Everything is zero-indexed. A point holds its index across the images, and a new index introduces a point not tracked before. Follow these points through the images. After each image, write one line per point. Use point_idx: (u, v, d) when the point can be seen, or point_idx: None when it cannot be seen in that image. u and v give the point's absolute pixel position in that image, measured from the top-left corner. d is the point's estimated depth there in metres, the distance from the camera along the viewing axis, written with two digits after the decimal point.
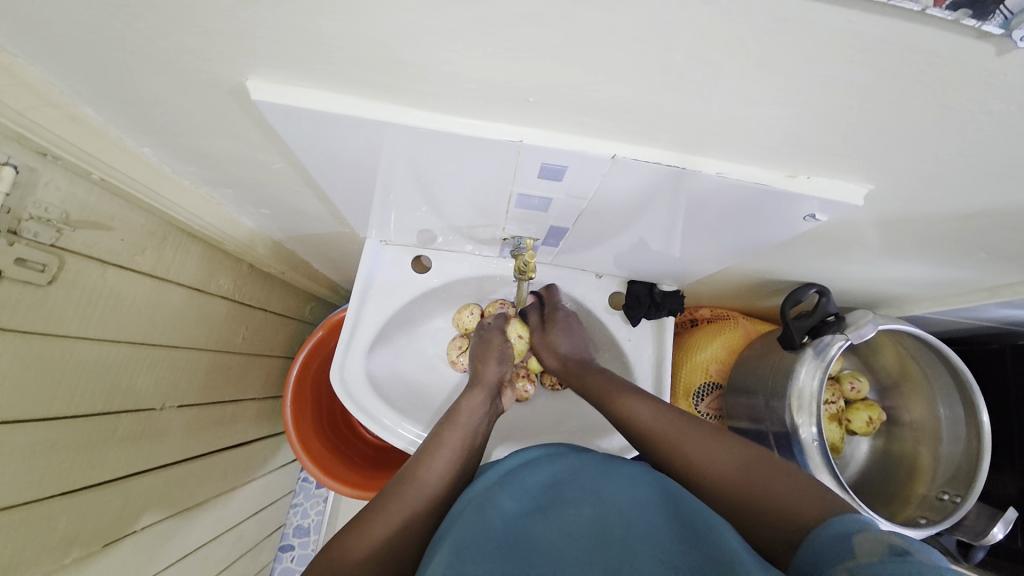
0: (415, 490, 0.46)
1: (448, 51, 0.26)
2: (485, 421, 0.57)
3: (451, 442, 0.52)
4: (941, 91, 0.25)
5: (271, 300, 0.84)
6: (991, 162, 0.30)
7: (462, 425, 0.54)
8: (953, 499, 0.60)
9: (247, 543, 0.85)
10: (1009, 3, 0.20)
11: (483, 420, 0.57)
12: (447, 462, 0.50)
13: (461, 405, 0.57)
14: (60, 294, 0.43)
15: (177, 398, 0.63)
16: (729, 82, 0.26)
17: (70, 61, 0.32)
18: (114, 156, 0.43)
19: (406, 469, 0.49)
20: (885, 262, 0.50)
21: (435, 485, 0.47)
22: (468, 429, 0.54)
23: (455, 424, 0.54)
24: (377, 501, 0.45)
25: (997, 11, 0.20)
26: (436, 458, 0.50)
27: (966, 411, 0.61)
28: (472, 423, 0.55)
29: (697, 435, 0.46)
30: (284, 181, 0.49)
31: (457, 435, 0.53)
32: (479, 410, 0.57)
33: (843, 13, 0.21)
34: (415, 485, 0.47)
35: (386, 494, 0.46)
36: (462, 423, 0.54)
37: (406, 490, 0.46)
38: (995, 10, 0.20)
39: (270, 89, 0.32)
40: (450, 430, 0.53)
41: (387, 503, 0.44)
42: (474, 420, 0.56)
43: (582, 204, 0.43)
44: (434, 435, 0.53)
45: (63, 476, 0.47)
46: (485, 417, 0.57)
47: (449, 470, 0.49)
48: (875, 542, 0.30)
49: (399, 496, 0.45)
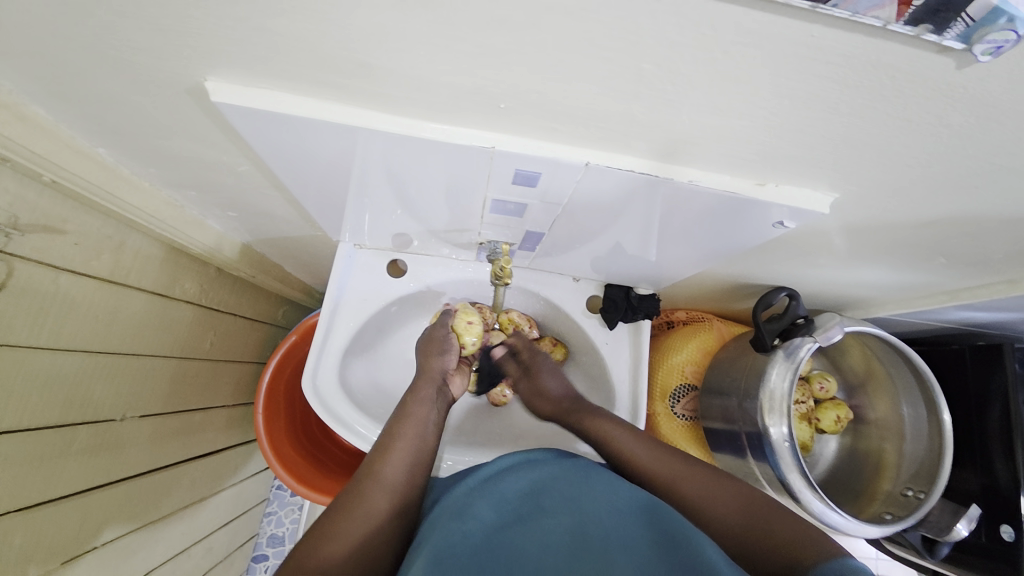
0: (376, 490, 0.45)
1: (417, 55, 0.26)
2: (438, 412, 0.56)
3: (406, 436, 0.51)
4: (903, 103, 0.25)
5: (241, 305, 0.81)
6: (951, 172, 0.31)
7: (416, 418, 0.53)
8: (917, 495, 0.62)
9: (218, 555, 0.82)
10: (971, 9, 0.20)
11: (436, 411, 0.55)
12: (405, 457, 0.49)
13: (414, 398, 0.55)
14: (9, 300, 0.41)
15: (139, 408, 0.60)
16: (699, 93, 0.26)
17: (13, 58, 0.30)
18: (67, 158, 0.41)
19: (363, 469, 0.47)
20: (852, 266, 0.52)
21: (393, 481, 0.47)
22: (422, 421, 0.53)
23: (408, 418, 0.53)
24: (338, 506, 0.44)
25: (957, 21, 0.20)
26: (393, 455, 0.48)
27: (928, 410, 0.63)
28: (425, 415, 0.54)
29: (700, 477, 0.47)
30: (252, 184, 0.47)
31: (411, 429, 0.52)
32: (431, 401, 0.56)
33: (808, 27, 0.21)
34: (376, 484, 0.46)
35: (347, 497, 0.44)
36: (416, 416, 0.53)
37: (368, 491, 0.45)
38: (956, 20, 0.20)
39: (232, 90, 0.30)
40: (405, 425, 0.51)
41: (350, 506, 0.43)
42: (425, 413, 0.54)
43: (558, 209, 0.43)
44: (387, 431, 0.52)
45: (16, 493, 0.44)
46: (438, 408, 0.56)
47: (408, 465, 0.49)
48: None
49: (361, 498, 0.44)
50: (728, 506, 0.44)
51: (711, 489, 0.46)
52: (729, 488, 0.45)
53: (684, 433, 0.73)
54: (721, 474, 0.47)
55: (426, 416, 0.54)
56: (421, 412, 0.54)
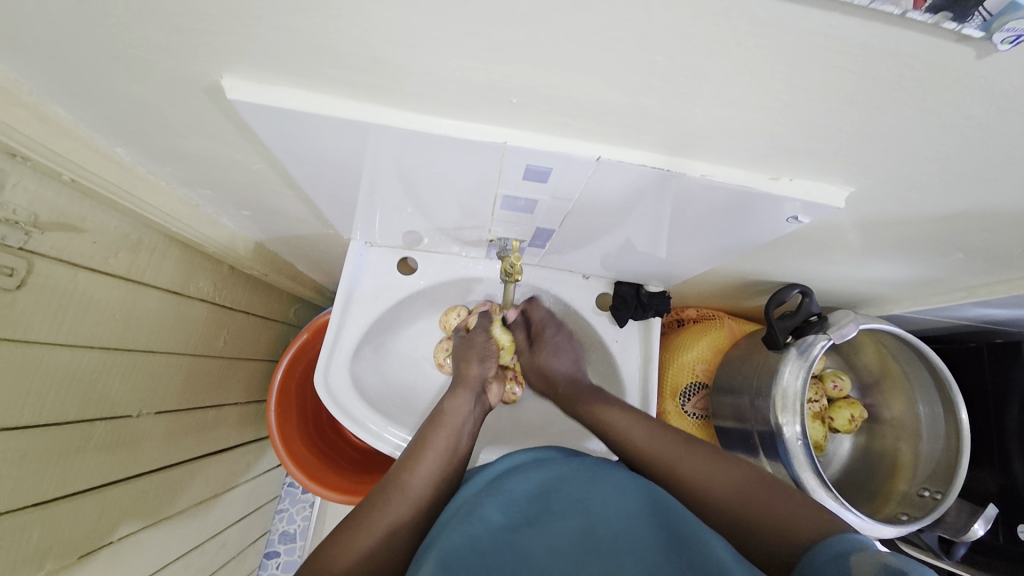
0: (401, 497, 0.45)
1: (430, 51, 0.26)
2: (472, 421, 0.57)
3: (439, 443, 0.52)
4: (921, 94, 0.25)
5: (253, 303, 0.82)
6: (969, 165, 0.31)
7: (449, 425, 0.54)
8: (934, 495, 0.61)
9: (231, 551, 0.83)
10: (988, 3, 0.20)
11: (469, 421, 0.56)
12: (434, 464, 0.50)
13: (449, 406, 0.56)
14: (29, 298, 0.42)
15: (155, 404, 0.61)
16: (712, 85, 0.26)
17: (35, 58, 0.31)
18: (86, 157, 0.41)
19: (392, 473, 0.48)
20: (867, 262, 0.51)
21: (419, 489, 0.47)
22: (456, 429, 0.54)
23: (442, 425, 0.54)
24: (363, 509, 0.44)
25: (976, 13, 0.20)
26: (423, 461, 0.49)
27: (944, 408, 0.62)
28: (459, 423, 0.55)
29: (704, 459, 0.46)
30: (264, 182, 0.47)
31: (444, 437, 0.53)
32: (466, 410, 0.57)
33: (825, 16, 0.21)
34: (402, 492, 0.46)
35: (374, 501, 0.45)
36: (450, 424, 0.54)
37: (393, 498, 0.45)
38: (975, 12, 0.20)
39: (248, 88, 0.31)
40: (437, 431, 0.53)
41: (375, 512, 0.44)
42: (459, 419, 0.55)
43: (568, 205, 0.43)
44: (420, 436, 0.53)
45: (35, 487, 0.45)
46: (471, 418, 0.57)
47: (437, 473, 0.49)
48: (869, 563, 0.30)
49: (384, 505, 0.44)
50: (728, 492, 0.43)
51: (711, 473, 0.45)
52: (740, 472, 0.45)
53: (695, 431, 0.73)
54: (716, 454, 0.47)
55: (460, 425, 0.55)
56: (455, 419, 0.55)
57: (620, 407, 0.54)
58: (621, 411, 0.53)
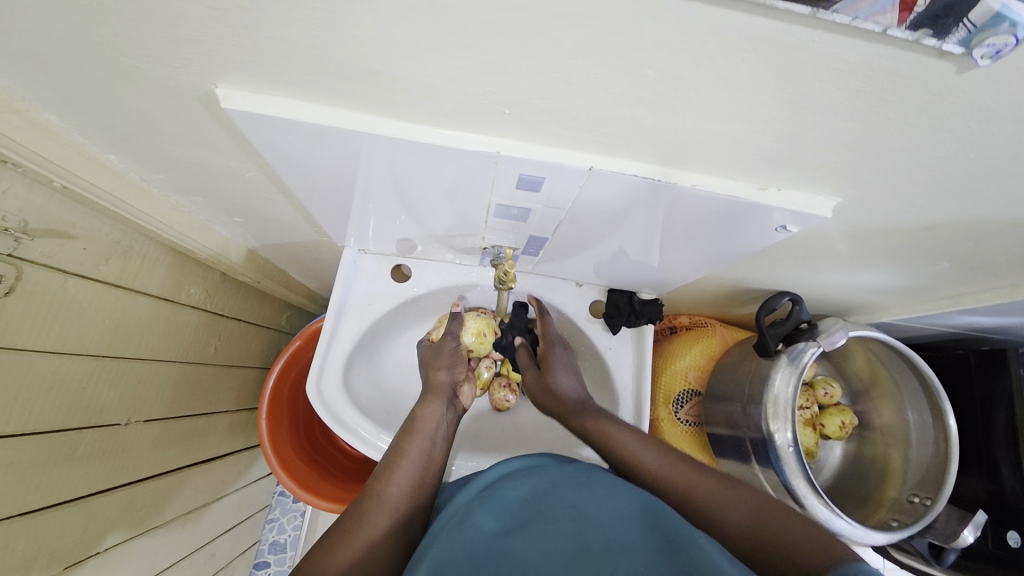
0: (378, 510, 0.45)
1: (425, 63, 0.26)
2: (445, 426, 0.56)
3: (412, 451, 0.51)
4: (904, 108, 0.26)
5: (245, 310, 0.81)
6: (951, 176, 0.31)
7: (422, 433, 0.53)
8: (924, 502, 0.61)
9: (220, 561, 0.82)
10: (971, 16, 0.20)
11: (444, 426, 0.56)
12: (409, 473, 0.49)
13: (421, 413, 0.55)
14: (16, 304, 0.41)
15: (144, 412, 0.60)
16: (701, 98, 0.26)
17: (29, 66, 0.31)
18: (78, 164, 0.41)
19: (369, 487, 0.48)
20: (856, 270, 0.52)
21: (398, 499, 0.46)
22: (430, 434, 0.53)
23: (416, 432, 0.53)
24: (343, 525, 0.44)
25: (958, 27, 0.21)
26: (397, 471, 0.49)
27: (932, 415, 0.63)
28: (432, 429, 0.54)
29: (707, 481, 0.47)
30: (258, 190, 0.48)
31: (418, 444, 0.52)
32: (439, 415, 0.56)
33: (810, 33, 0.21)
34: (380, 504, 0.45)
35: (353, 516, 0.44)
36: (423, 431, 0.53)
37: (374, 506, 0.45)
38: (956, 26, 0.21)
39: (243, 97, 0.31)
40: (410, 440, 0.52)
41: (353, 528, 0.43)
42: (433, 426, 0.55)
43: (561, 214, 0.43)
44: (395, 447, 0.52)
45: (21, 498, 0.44)
46: (445, 423, 0.56)
47: (413, 482, 0.49)
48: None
49: (366, 513, 0.44)
50: (736, 515, 0.43)
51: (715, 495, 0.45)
52: (741, 494, 0.45)
53: (688, 438, 0.73)
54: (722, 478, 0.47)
55: (433, 431, 0.54)
56: (429, 426, 0.54)
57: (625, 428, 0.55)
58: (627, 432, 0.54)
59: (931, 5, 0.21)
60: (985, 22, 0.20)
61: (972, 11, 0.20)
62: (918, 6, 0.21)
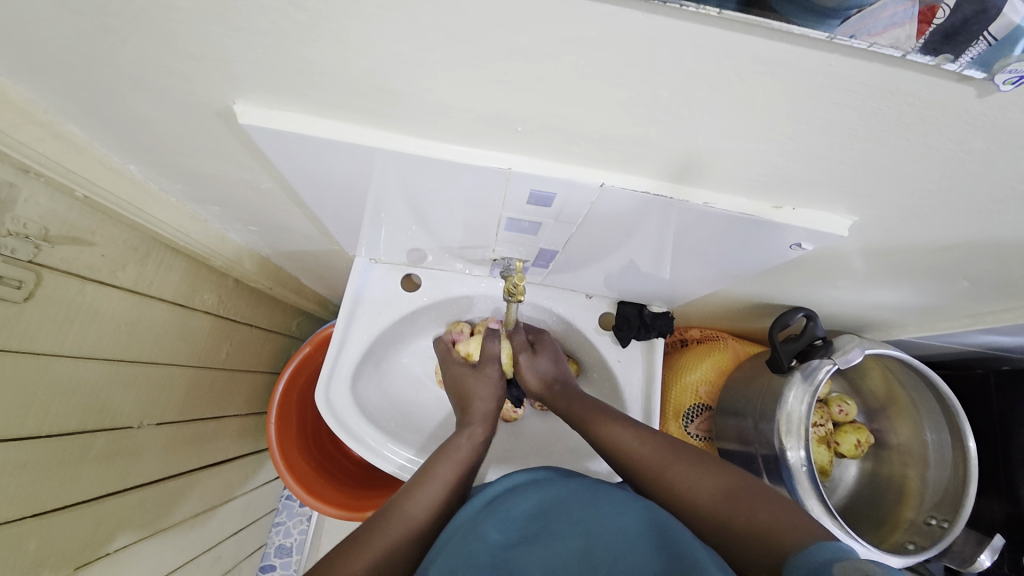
0: (397, 526, 0.45)
1: (438, 81, 0.26)
2: (477, 455, 0.56)
3: (442, 475, 0.51)
4: (924, 130, 0.25)
5: (257, 316, 0.82)
6: (970, 198, 0.31)
7: (456, 459, 0.53)
8: (941, 524, 0.60)
9: (226, 565, 0.82)
10: (992, 28, 0.20)
11: (475, 455, 0.56)
12: (435, 494, 0.49)
13: (458, 439, 0.56)
14: (35, 310, 0.42)
15: (155, 416, 0.61)
16: (714, 117, 0.26)
17: (52, 80, 0.32)
18: (98, 174, 0.42)
19: (392, 502, 0.47)
20: (872, 288, 0.51)
21: (418, 518, 0.46)
22: (462, 462, 0.54)
23: (448, 456, 0.54)
24: (358, 534, 0.43)
25: (981, 38, 0.20)
26: (425, 491, 0.49)
27: (952, 436, 0.61)
28: (465, 456, 0.54)
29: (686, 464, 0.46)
30: (271, 200, 0.48)
31: (449, 470, 0.52)
32: (472, 443, 0.56)
33: (828, 57, 0.21)
34: (400, 519, 0.45)
35: (370, 527, 0.44)
36: (455, 456, 0.54)
37: (392, 523, 0.45)
38: (980, 37, 0.20)
39: (258, 112, 0.31)
40: (442, 462, 0.53)
41: (370, 538, 0.43)
42: (466, 454, 0.55)
43: (572, 227, 0.43)
44: (425, 466, 0.53)
45: (32, 498, 0.45)
46: (478, 451, 0.56)
47: (436, 504, 0.49)
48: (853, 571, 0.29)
49: (383, 528, 0.44)
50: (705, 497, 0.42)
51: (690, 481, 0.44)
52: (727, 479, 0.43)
53: None
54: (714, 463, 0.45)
55: (465, 459, 0.54)
56: (462, 453, 0.54)
57: (623, 424, 0.52)
58: (627, 429, 0.51)
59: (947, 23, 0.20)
60: (1006, 37, 0.20)
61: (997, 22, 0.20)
62: (938, 19, 0.20)
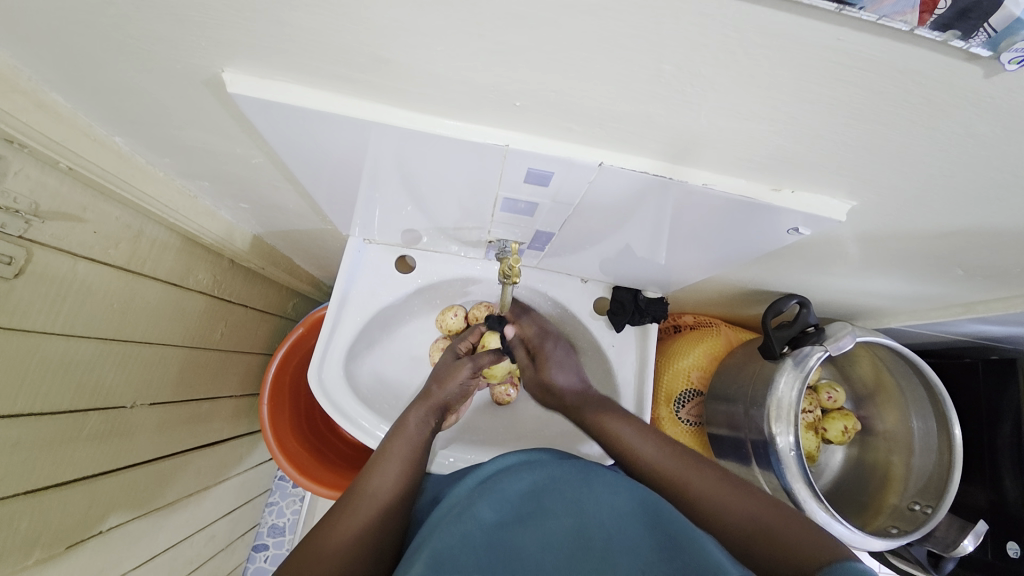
0: (366, 505, 0.45)
1: (436, 52, 0.26)
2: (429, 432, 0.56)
3: (397, 451, 0.52)
4: (929, 111, 0.25)
5: (252, 296, 0.82)
6: (974, 182, 0.31)
7: (409, 436, 0.54)
8: (924, 510, 0.61)
9: (220, 544, 0.83)
10: (993, 20, 0.19)
11: (427, 432, 0.56)
12: (393, 470, 0.50)
13: (407, 416, 0.57)
14: (27, 286, 0.41)
15: (149, 396, 0.61)
16: (719, 94, 0.25)
17: (37, 48, 0.31)
18: (84, 146, 0.41)
19: (358, 481, 0.48)
20: (867, 275, 0.51)
21: (381, 494, 0.47)
22: (417, 440, 0.54)
23: (399, 434, 0.54)
24: (330, 517, 0.44)
25: (981, 30, 0.20)
26: (383, 469, 0.49)
27: (938, 423, 0.62)
28: (416, 432, 0.55)
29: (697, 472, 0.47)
30: (263, 176, 0.47)
31: (402, 446, 0.53)
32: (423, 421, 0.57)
33: (836, 30, 0.21)
34: (370, 497, 0.46)
35: (345, 507, 0.45)
36: (406, 432, 0.54)
37: (357, 502, 0.45)
38: (980, 29, 0.20)
39: (250, 82, 0.30)
40: (394, 440, 0.53)
41: (343, 519, 0.44)
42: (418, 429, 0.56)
43: (568, 210, 0.43)
44: (379, 449, 0.53)
45: (24, 475, 0.44)
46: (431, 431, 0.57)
47: (397, 479, 0.49)
48: None
49: (354, 508, 0.44)
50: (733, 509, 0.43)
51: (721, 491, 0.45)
52: (739, 494, 0.44)
53: (688, 438, 0.73)
54: (729, 478, 0.46)
55: (419, 435, 0.55)
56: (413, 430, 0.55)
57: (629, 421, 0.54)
58: (630, 425, 0.53)
59: (955, 6, 0.19)
60: (1005, 29, 0.19)
61: (992, 16, 0.19)
62: (940, 8, 0.19)
